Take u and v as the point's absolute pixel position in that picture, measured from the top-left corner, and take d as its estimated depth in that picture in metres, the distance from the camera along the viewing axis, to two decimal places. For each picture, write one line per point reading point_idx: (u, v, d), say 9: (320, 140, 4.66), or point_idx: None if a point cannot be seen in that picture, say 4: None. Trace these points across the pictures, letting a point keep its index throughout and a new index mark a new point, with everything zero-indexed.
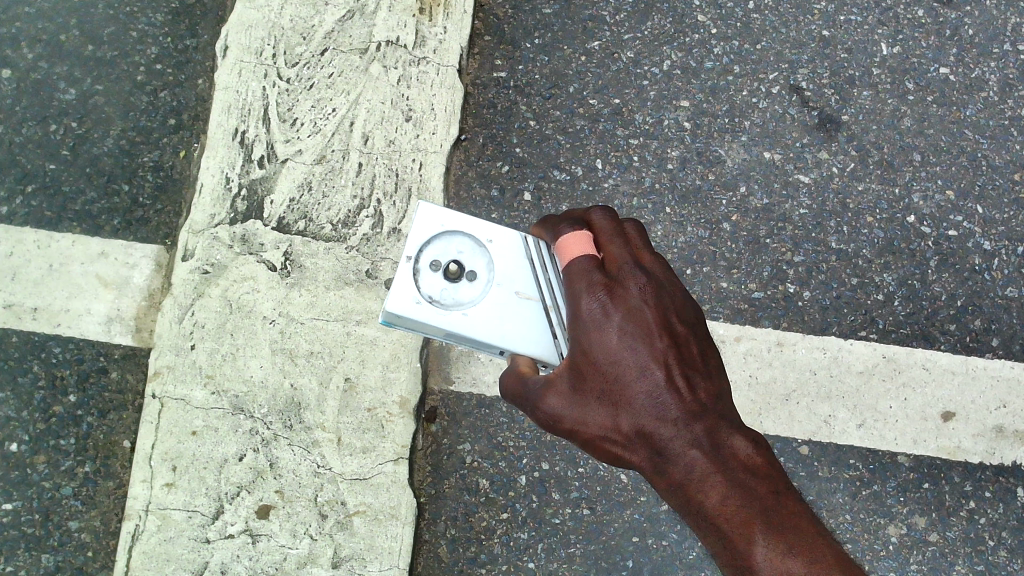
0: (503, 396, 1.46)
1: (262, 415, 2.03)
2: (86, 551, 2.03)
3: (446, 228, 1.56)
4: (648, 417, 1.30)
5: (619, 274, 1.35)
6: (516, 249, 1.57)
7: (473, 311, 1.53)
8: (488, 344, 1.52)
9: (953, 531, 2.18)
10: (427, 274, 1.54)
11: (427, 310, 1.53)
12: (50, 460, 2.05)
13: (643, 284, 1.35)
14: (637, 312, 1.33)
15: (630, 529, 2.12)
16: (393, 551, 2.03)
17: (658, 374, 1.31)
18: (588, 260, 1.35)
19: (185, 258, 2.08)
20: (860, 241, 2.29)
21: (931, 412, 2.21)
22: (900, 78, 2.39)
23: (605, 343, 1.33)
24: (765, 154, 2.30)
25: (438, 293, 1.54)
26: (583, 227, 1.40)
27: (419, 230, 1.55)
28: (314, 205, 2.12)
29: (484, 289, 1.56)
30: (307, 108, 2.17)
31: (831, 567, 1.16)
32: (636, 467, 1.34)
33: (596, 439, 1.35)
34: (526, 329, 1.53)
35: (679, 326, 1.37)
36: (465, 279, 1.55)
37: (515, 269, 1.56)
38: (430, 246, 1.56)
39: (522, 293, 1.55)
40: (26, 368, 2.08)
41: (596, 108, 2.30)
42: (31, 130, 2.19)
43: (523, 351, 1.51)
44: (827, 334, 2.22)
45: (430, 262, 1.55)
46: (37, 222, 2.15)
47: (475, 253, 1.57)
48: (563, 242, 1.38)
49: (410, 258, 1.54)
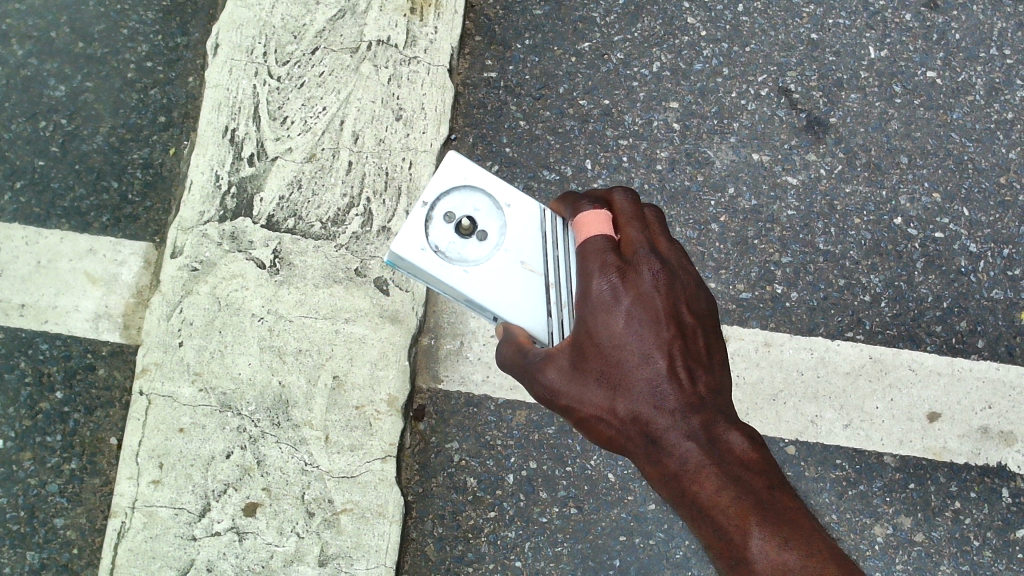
0: (501, 363, 1.47)
1: (250, 413, 2.02)
2: (71, 548, 2.02)
3: (468, 184, 1.59)
4: (646, 404, 1.32)
5: (634, 257, 1.38)
6: (532, 220, 1.59)
7: (475, 269, 1.55)
8: (482, 306, 1.54)
9: (939, 531, 2.18)
10: (439, 224, 1.57)
11: (430, 258, 1.55)
12: (36, 457, 2.05)
13: (657, 271, 1.38)
14: (646, 298, 1.35)
15: (617, 528, 2.13)
16: (380, 549, 2.02)
17: (661, 362, 1.33)
18: (604, 241, 1.38)
19: (174, 255, 2.08)
20: (847, 243, 2.30)
21: (916, 413, 2.22)
22: (888, 82, 2.41)
23: (612, 325, 1.35)
24: (754, 156, 2.32)
25: (444, 244, 1.57)
26: (604, 207, 1.42)
27: (441, 179, 1.58)
28: (304, 203, 2.12)
29: (491, 251, 1.58)
30: (298, 106, 2.18)
31: (825, 561, 1.17)
32: (627, 452, 1.34)
33: (590, 420, 1.36)
34: (522, 300, 1.54)
35: (687, 317, 1.39)
36: (474, 238, 1.58)
37: (526, 240, 1.58)
38: (448, 197, 1.58)
39: (527, 264, 1.56)
40: (13, 364, 2.07)
41: (586, 109, 2.31)
42: (20, 126, 2.19)
43: (515, 319, 1.52)
44: (814, 335, 2.23)
45: (444, 213, 1.58)
46: (26, 218, 2.14)
47: (490, 215, 1.60)
48: (582, 218, 1.41)
49: (425, 203, 1.57)
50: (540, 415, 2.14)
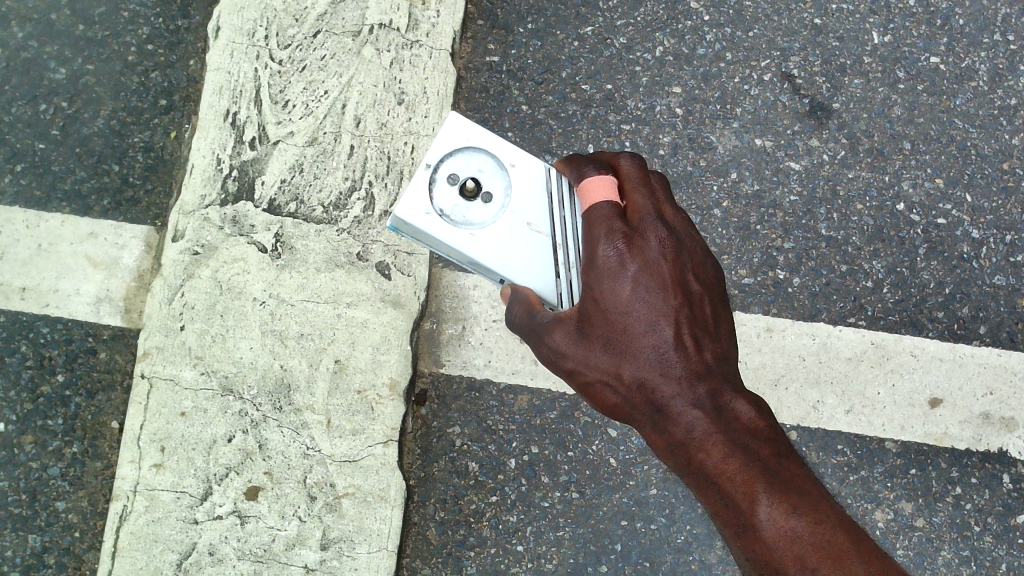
0: (512, 326, 1.50)
1: (252, 397, 2.02)
2: (73, 532, 2.02)
3: (471, 144, 1.59)
4: (651, 371, 1.34)
5: (640, 224, 1.37)
6: (537, 181, 1.58)
7: (481, 233, 1.56)
8: (489, 269, 1.55)
9: (939, 516, 2.19)
10: (443, 187, 1.58)
11: (436, 222, 1.56)
12: (38, 440, 2.04)
13: (664, 238, 1.37)
14: (653, 265, 1.36)
15: (618, 513, 2.13)
16: (381, 533, 2.02)
17: (668, 329, 1.34)
18: (610, 207, 1.38)
19: (176, 238, 2.07)
20: (850, 229, 2.30)
21: (918, 399, 2.22)
22: (891, 67, 2.40)
23: (617, 291, 1.35)
24: (757, 141, 2.31)
25: (449, 208, 1.58)
26: (609, 172, 1.42)
27: (444, 140, 1.58)
28: (306, 186, 2.11)
29: (497, 213, 1.58)
30: (299, 90, 2.17)
31: (833, 528, 1.21)
32: (633, 418, 1.37)
33: (595, 383, 1.38)
34: (529, 262, 1.55)
35: (695, 285, 1.40)
36: (479, 200, 1.58)
37: (531, 200, 1.58)
38: (452, 159, 1.59)
39: (533, 225, 1.57)
40: (14, 348, 2.07)
41: (588, 94, 2.30)
42: (20, 109, 2.17)
43: (523, 282, 1.54)
44: (817, 321, 2.23)
45: (448, 175, 1.58)
46: (26, 201, 2.14)
47: (494, 175, 1.60)
48: (587, 184, 1.40)
49: (428, 166, 1.57)
50: (542, 400, 2.14)
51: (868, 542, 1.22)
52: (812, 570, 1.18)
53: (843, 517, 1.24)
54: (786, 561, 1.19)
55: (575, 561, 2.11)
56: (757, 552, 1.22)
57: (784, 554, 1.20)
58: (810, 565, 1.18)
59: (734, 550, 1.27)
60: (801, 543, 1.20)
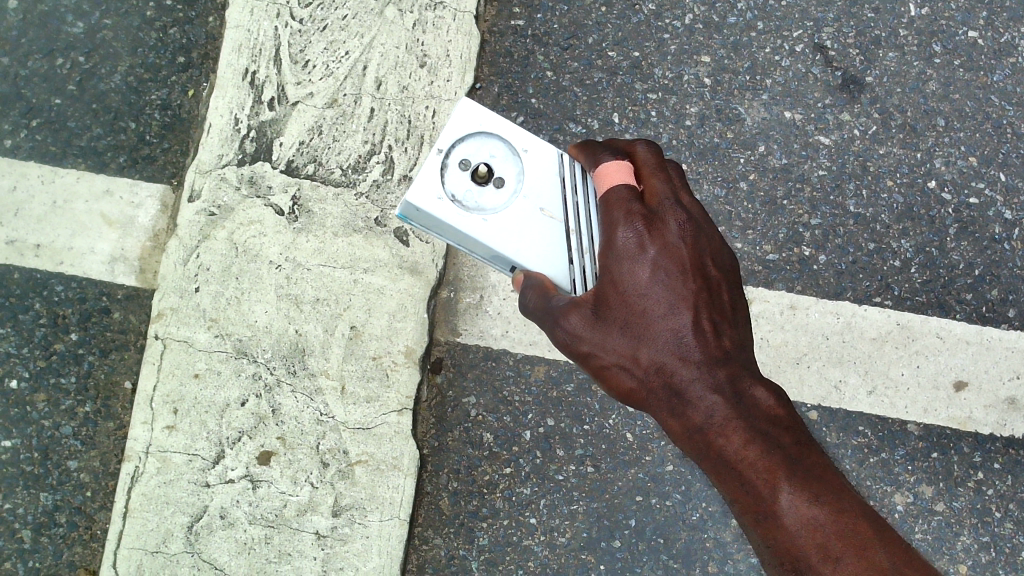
0: (525, 310, 1.45)
1: (266, 360, 2.00)
2: (84, 491, 2.00)
3: (483, 130, 1.55)
4: (670, 354, 1.31)
5: (660, 208, 1.36)
6: (550, 166, 1.55)
7: (493, 218, 1.51)
8: (503, 254, 1.50)
9: (960, 502, 2.15)
10: (455, 171, 1.53)
11: (447, 207, 1.51)
12: (51, 398, 2.02)
13: (682, 222, 1.37)
14: (672, 249, 1.35)
15: (634, 489, 2.11)
16: (394, 502, 2.00)
17: (686, 314, 1.33)
18: (628, 190, 1.36)
19: (192, 198, 2.04)
20: (879, 206, 2.24)
21: (943, 381, 2.18)
22: (927, 41, 2.34)
23: (636, 274, 1.33)
24: (786, 114, 2.26)
25: (461, 192, 1.53)
26: (626, 158, 1.41)
27: (456, 124, 1.53)
28: (325, 149, 2.08)
29: (509, 198, 1.54)
30: (320, 50, 2.13)
31: (854, 517, 1.20)
32: (650, 405, 1.34)
33: (611, 368, 1.34)
34: (543, 248, 1.50)
35: (713, 271, 1.39)
36: (491, 184, 1.53)
37: (545, 185, 1.54)
38: (464, 144, 1.54)
39: (546, 210, 1.53)
40: (28, 305, 2.05)
41: (615, 61, 2.24)
42: (36, 63, 2.14)
43: (537, 268, 1.49)
44: (841, 299, 2.19)
45: (460, 160, 1.54)
46: (41, 156, 2.11)
47: (507, 160, 1.56)
48: (604, 168, 1.39)
49: (440, 150, 1.52)
50: (559, 372, 2.12)
51: (891, 532, 1.21)
52: (835, 559, 1.16)
53: (865, 505, 1.23)
54: (808, 550, 1.18)
55: (588, 535, 2.09)
56: (778, 540, 1.20)
57: (805, 542, 1.18)
58: (833, 554, 1.17)
59: (752, 538, 1.25)
60: (824, 531, 1.18)
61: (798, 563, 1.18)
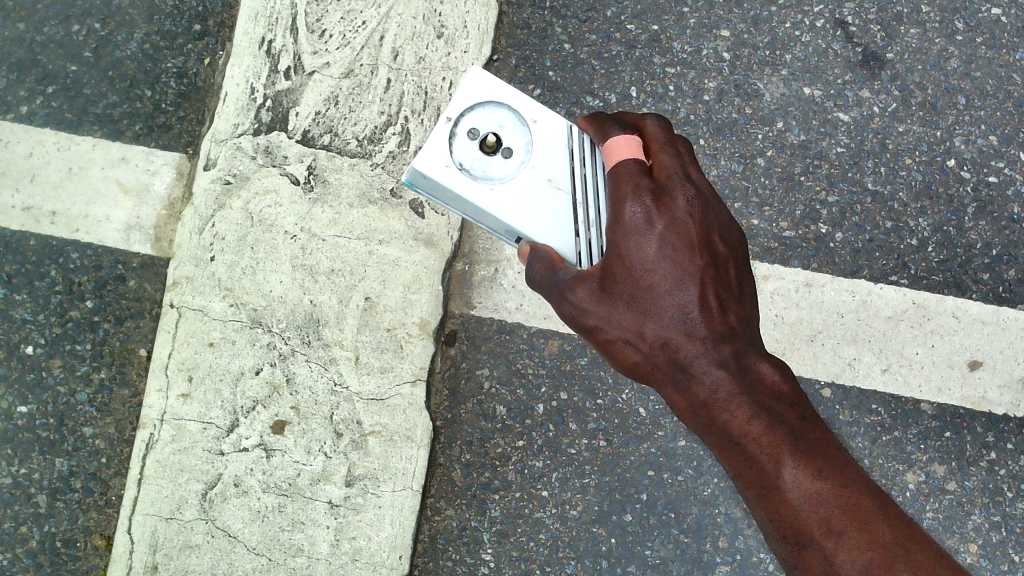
0: (533, 284, 1.46)
1: (281, 330, 2.00)
2: (99, 458, 2.01)
3: (492, 99, 1.53)
4: (675, 330, 1.31)
5: (668, 183, 1.37)
6: (559, 137, 1.54)
7: (500, 188, 1.50)
8: (509, 224, 1.49)
9: (972, 481, 2.15)
10: (463, 140, 1.52)
11: (455, 175, 1.50)
12: (66, 365, 2.03)
13: (690, 197, 1.36)
14: (679, 224, 1.35)
15: (646, 463, 2.11)
16: (407, 473, 2.01)
17: (693, 290, 1.32)
18: (636, 164, 1.38)
19: (207, 167, 2.03)
20: (897, 184, 2.23)
21: (958, 360, 2.18)
22: (949, 18, 2.32)
23: (643, 248, 1.34)
24: (805, 90, 2.25)
25: (468, 162, 1.52)
26: (635, 134, 1.42)
27: (466, 93, 1.52)
28: (340, 119, 2.07)
29: (516, 169, 1.52)
30: (336, 20, 2.12)
31: (859, 491, 1.18)
32: (655, 380, 1.34)
33: (617, 342, 1.35)
34: (549, 220, 1.49)
35: (720, 247, 1.38)
36: (499, 155, 1.52)
37: (553, 157, 1.53)
38: (473, 113, 1.53)
39: (554, 182, 1.51)
40: (44, 272, 2.05)
41: (633, 34, 2.23)
42: (52, 29, 2.13)
43: (543, 240, 1.49)
44: (857, 278, 2.18)
45: (469, 129, 1.52)
46: (57, 123, 2.10)
47: (515, 131, 1.54)
48: (612, 143, 1.41)
49: (449, 119, 1.51)
50: (573, 346, 2.12)
51: (896, 507, 1.19)
52: (838, 533, 1.15)
53: (870, 481, 1.21)
54: (811, 524, 1.16)
55: (599, 508, 2.09)
56: (782, 514, 1.19)
57: (809, 516, 1.17)
58: (836, 528, 1.15)
59: (755, 513, 1.24)
60: (827, 504, 1.17)
61: (800, 537, 1.17)
